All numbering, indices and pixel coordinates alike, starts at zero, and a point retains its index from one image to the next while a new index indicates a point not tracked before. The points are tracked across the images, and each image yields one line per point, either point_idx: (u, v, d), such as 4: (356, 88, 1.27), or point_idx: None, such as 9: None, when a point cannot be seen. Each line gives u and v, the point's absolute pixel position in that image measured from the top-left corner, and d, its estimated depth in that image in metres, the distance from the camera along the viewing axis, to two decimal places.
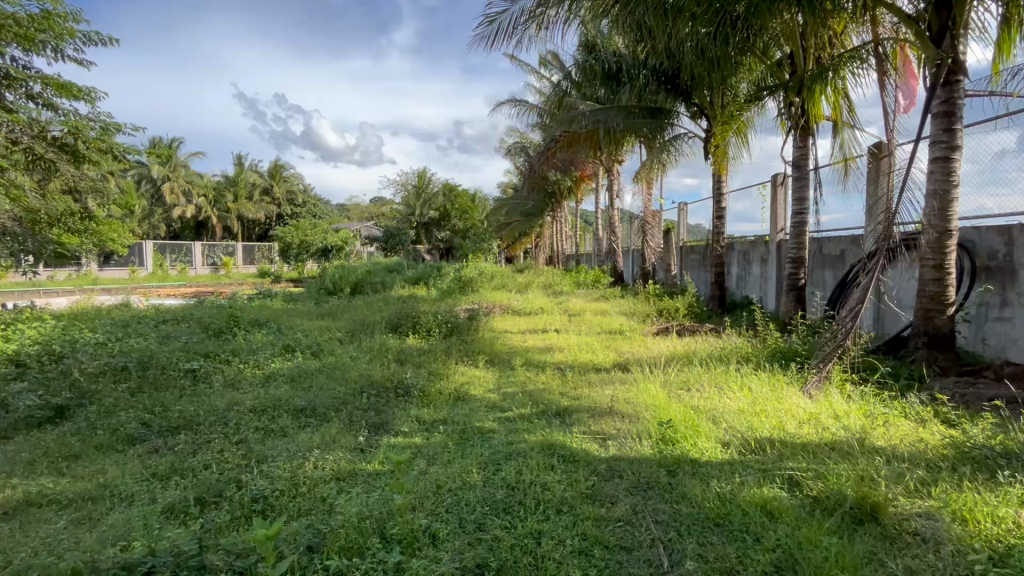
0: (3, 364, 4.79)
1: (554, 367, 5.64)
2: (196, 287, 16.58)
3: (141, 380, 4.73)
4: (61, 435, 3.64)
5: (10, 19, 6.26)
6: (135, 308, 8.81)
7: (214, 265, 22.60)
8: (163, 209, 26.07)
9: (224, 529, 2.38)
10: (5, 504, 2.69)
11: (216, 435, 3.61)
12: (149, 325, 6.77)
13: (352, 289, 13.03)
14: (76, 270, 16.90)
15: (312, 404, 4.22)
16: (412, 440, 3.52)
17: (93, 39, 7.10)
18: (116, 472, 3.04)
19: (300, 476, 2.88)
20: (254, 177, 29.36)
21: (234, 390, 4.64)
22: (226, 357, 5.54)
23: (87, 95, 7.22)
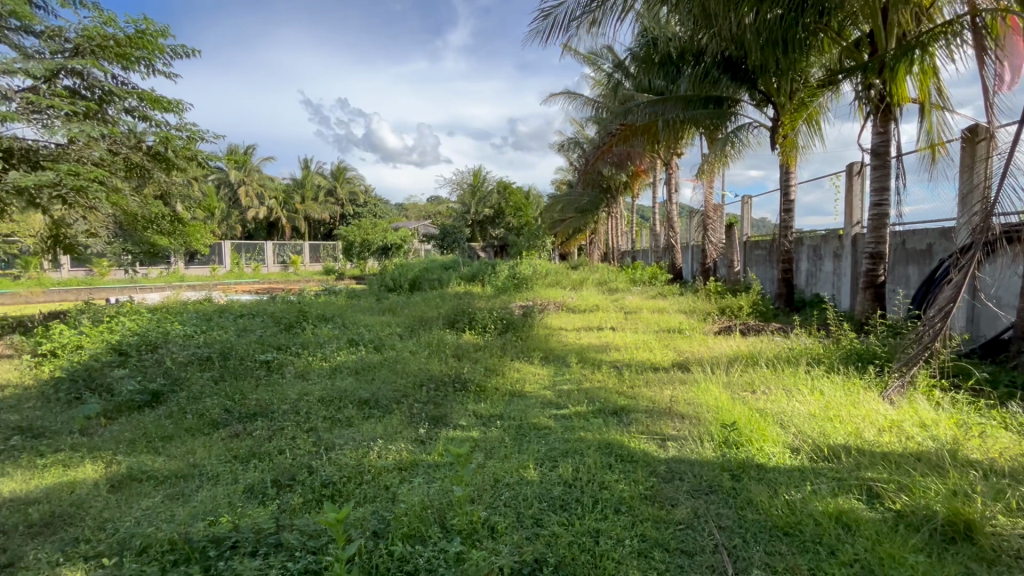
0: (108, 352, 5.35)
1: (611, 365, 5.56)
2: (268, 284, 17.72)
3: (223, 369, 5.13)
4: (157, 417, 4.03)
5: (111, 40, 6.96)
6: (215, 303, 9.53)
7: (284, 263, 24.02)
8: (240, 211, 28.02)
9: (297, 510, 2.54)
10: (112, 478, 3.01)
11: (289, 422, 3.85)
12: (229, 318, 7.30)
13: (410, 286, 13.44)
14: (166, 268, 18.56)
15: (375, 396, 4.41)
16: (470, 433, 3.60)
17: (179, 53, 7.72)
18: (203, 454, 3.32)
19: (365, 464, 3.02)
20: (320, 180, 30.95)
21: (304, 380, 4.93)
22: (296, 349, 5.89)
23: (174, 106, 7.86)
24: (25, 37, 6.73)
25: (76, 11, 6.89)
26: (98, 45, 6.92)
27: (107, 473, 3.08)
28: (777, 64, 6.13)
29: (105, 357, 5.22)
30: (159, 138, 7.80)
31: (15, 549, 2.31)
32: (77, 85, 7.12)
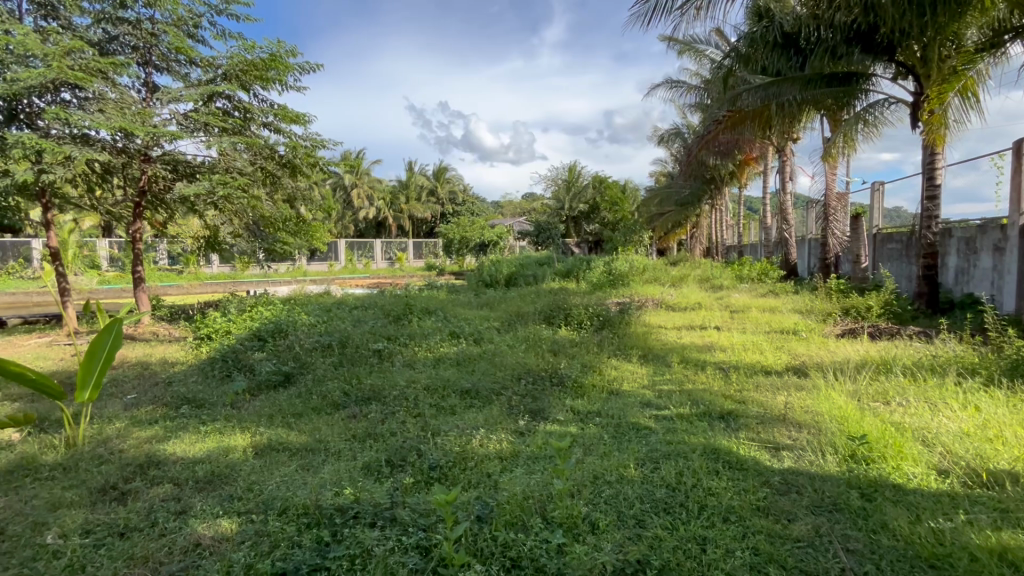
0: (250, 337, 6.16)
1: (715, 367, 5.25)
2: (377, 279, 19.14)
3: (342, 355, 5.66)
4: (290, 396, 4.56)
5: (251, 64, 7.91)
6: (333, 296, 10.51)
7: (390, 260, 25.76)
8: (352, 212, 30.51)
9: (409, 489, 2.72)
10: (257, 447, 3.46)
11: (399, 407, 4.14)
12: (345, 310, 8.01)
13: (506, 281, 13.78)
14: (293, 264, 20.82)
15: (476, 386, 4.59)
16: (568, 429, 3.62)
17: (305, 69, 8.57)
18: (327, 431, 3.69)
19: (469, 451, 3.16)
20: (423, 180, 32.70)
21: (411, 368, 5.28)
22: (404, 340, 6.30)
23: (301, 119, 8.77)
24: (188, 68, 7.92)
25: (225, 42, 7.94)
26: (242, 70, 7.92)
27: (252, 442, 3.55)
28: (922, 29, 5.35)
29: (248, 341, 6.02)
30: (288, 148, 8.73)
31: (187, 499, 2.76)
32: (228, 106, 8.23)
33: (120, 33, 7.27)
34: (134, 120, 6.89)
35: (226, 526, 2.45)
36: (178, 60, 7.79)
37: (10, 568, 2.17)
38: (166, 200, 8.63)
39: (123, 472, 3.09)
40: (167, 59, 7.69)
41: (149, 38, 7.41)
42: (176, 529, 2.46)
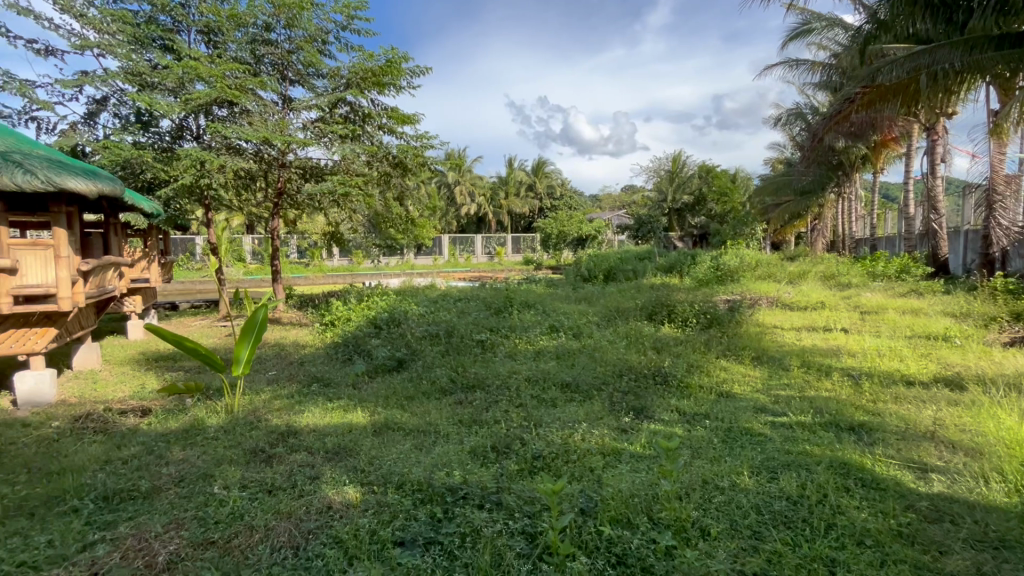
0: (368, 325, 6.73)
1: (843, 373, 4.72)
2: (477, 273, 19.79)
3: (448, 344, 5.96)
4: (402, 380, 4.91)
5: (370, 71, 8.54)
6: (438, 288, 11.09)
7: (490, 254, 26.51)
8: (455, 208, 31.84)
9: (514, 476, 2.80)
10: (375, 424, 3.78)
11: (502, 396, 4.28)
12: (449, 302, 8.40)
13: (605, 276, 13.54)
14: (402, 258, 22.30)
15: (576, 380, 4.59)
16: (674, 429, 3.48)
17: (416, 72, 9.08)
18: (436, 415, 3.92)
19: (571, 444, 3.17)
20: (522, 176, 33.15)
21: (512, 360, 5.41)
22: (505, 332, 6.47)
23: (412, 120, 9.32)
24: (317, 79, 8.76)
25: (348, 54, 8.68)
26: (362, 78, 8.59)
27: (372, 420, 3.88)
28: None
29: (366, 329, 6.57)
30: (400, 148, 9.31)
31: (319, 467, 3.10)
32: (350, 113, 8.99)
33: (264, 52, 8.28)
34: (274, 131, 7.81)
35: (352, 494, 2.71)
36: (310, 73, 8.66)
37: (189, 510, 2.61)
38: (298, 201, 9.70)
39: (269, 438, 3.55)
40: (301, 73, 8.60)
41: (286, 56, 8.31)
42: (311, 492, 2.77)
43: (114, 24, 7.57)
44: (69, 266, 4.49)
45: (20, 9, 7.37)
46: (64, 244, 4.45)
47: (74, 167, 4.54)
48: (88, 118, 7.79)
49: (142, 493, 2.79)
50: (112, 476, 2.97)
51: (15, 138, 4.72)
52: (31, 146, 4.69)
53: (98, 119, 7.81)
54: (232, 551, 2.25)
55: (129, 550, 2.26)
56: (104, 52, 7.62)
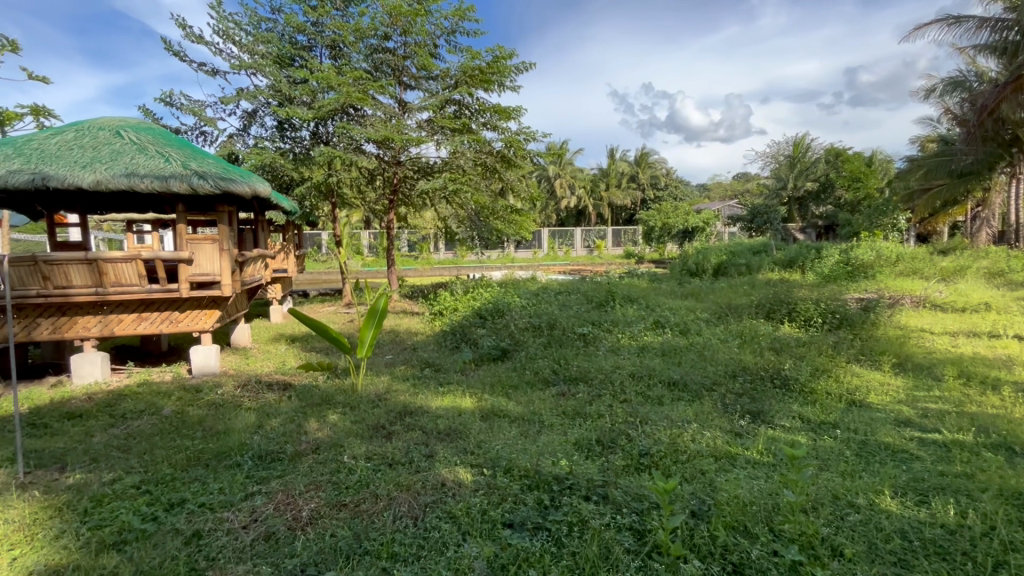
0: (474, 316, 7.02)
1: (1016, 388, 3.99)
2: (576, 266, 19.64)
3: (550, 335, 6.01)
4: (507, 370, 5.06)
5: (477, 70, 8.82)
6: (539, 281, 11.21)
7: (589, 247, 26.18)
8: (555, 201, 31.81)
9: (621, 471, 2.77)
10: (482, 410, 3.95)
11: (605, 391, 4.24)
12: (550, 294, 8.46)
13: (714, 271, 12.72)
14: (502, 251, 22.85)
15: (683, 378, 4.40)
16: (796, 437, 3.20)
17: (520, 69, 9.22)
18: (540, 405, 4.00)
19: (680, 444, 3.06)
20: (624, 166, 32.22)
21: (616, 355, 5.33)
22: (607, 326, 6.37)
23: (515, 115, 9.48)
24: (428, 81, 9.29)
25: (457, 54, 9.04)
26: (469, 76, 8.88)
27: (479, 406, 4.07)
28: None
29: (472, 320, 6.86)
30: (504, 143, 9.51)
31: (433, 446, 3.32)
32: (458, 111, 9.37)
33: (382, 59, 8.94)
34: (392, 131, 8.41)
35: (463, 474, 2.86)
36: (423, 76, 9.21)
37: (325, 474, 2.94)
38: (411, 197, 10.37)
39: (389, 416, 3.88)
40: (415, 76, 9.17)
41: (401, 61, 8.89)
42: (426, 468, 2.98)
43: (262, 47, 8.65)
44: (229, 256, 5.22)
45: (193, 39, 8.70)
46: (227, 238, 5.22)
47: (234, 172, 5.25)
48: (242, 129, 9.00)
49: (288, 456, 3.21)
50: (265, 439, 3.45)
51: (191, 150, 5.58)
52: (202, 156, 5.50)
53: (250, 129, 8.99)
54: (362, 514, 2.50)
55: (280, 503, 2.62)
56: (254, 71, 8.73)
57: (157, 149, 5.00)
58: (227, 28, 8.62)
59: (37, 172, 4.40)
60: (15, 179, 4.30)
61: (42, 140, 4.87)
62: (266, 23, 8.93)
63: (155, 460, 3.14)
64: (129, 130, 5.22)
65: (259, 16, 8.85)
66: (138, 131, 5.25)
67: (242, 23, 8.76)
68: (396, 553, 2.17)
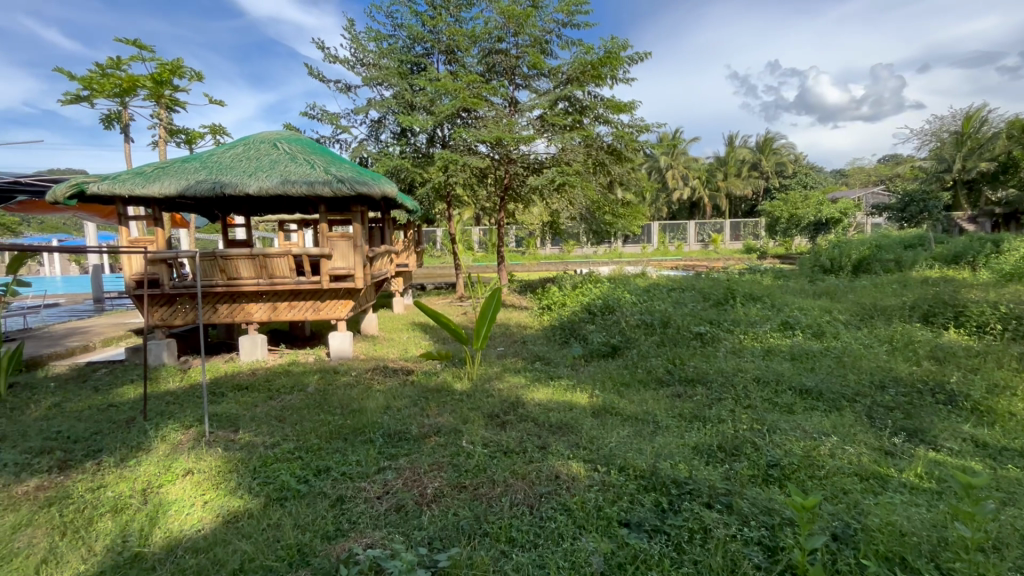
0: (583, 312, 6.99)
1: None
2: (689, 261, 18.60)
3: (663, 334, 5.78)
4: (618, 367, 4.97)
5: (589, 65, 8.73)
6: (650, 277, 10.81)
7: (704, 242, 24.61)
8: (666, 193, 30.35)
9: (747, 481, 2.59)
10: (593, 406, 3.93)
11: (726, 394, 3.98)
12: (663, 291, 8.10)
13: (854, 267, 11.28)
14: (610, 247, 22.40)
15: (819, 386, 3.97)
16: (967, 463, 2.73)
17: (634, 59, 8.95)
18: (654, 405, 3.88)
19: (817, 458, 2.77)
20: (744, 153, 29.78)
21: (737, 357, 4.97)
22: (728, 326, 5.96)
23: (628, 107, 9.22)
24: (539, 80, 9.39)
25: (569, 50, 9.02)
26: (582, 72, 8.85)
27: (591, 402, 4.05)
28: None
29: (582, 315, 6.84)
30: (615, 136, 9.30)
31: (546, 438, 3.38)
32: (568, 107, 9.36)
33: (496, 61, 9.22)
34: (504, 131, 8.64)
35: (577, 468, 2.88)
36: (534, 75, 9.35)
37: (446, 456, 3.14)
38: (521, 193, 10.58)
39: (503, 406, 4.02)
40: (526, 76, 9.35)
41: (513, 61, 9.10)
42: (540, 459, 3.05)
43: (387, 60, 9.40)
44: (361, 252, 5.77)
45: (331, 57, 9.71)
46: (360, 236, 5.76)
47: (366, 175, 5.76)
48: (371, 137, 9.87)
49: (413, 436, 3.48)
50: (393, 419, 3.77)
51: (330, 156, 6.25)
52: (339, 162, 6.14)
53: (377, 136, 9.83)
54: (481, 497, 2.63)
55: (408, 479, 2.85)
56: (380, 82, 9.52)
57: (304, 158, 5.67)
58: (359, 45, 9.49)
59: (216, 182, 5.22)
60: (201, 188, 5.14)
61: (220, 155, 5.78)
62: (392, 37, 9.67)
63: (306, 430, 3.60)
64: (283, 142, 6.00)
65: (386, 32, 9.63)
66: (290, 143, 6.01)
67: (371, 39, 9.59)
68: (514, 539, 2.25)
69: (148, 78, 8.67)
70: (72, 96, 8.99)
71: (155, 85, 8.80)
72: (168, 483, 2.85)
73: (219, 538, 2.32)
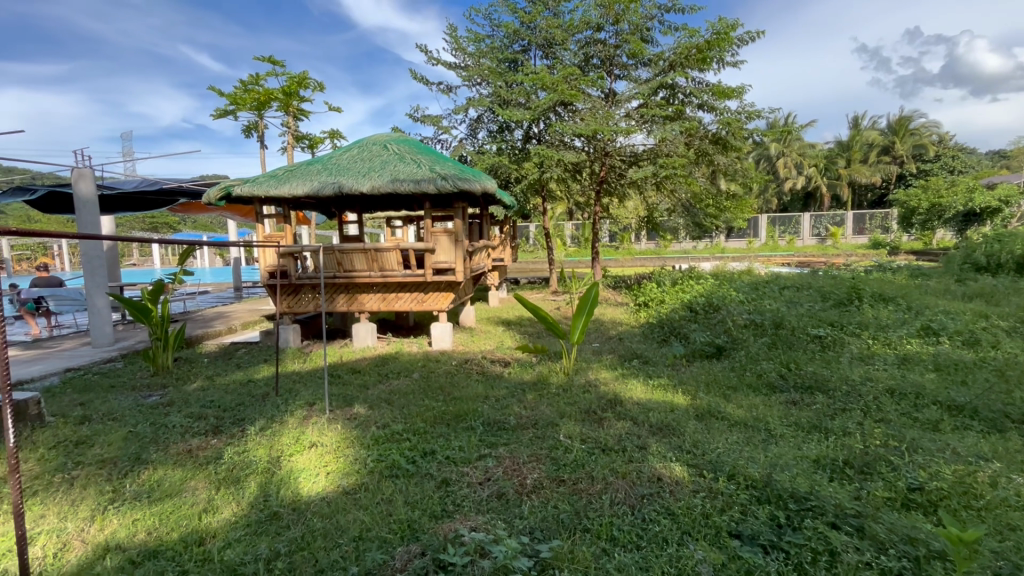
0: (684, 309, 6.68)
1: None
2: (804, 257, 16.92)
3: (776, 335, 5.33)
4: (724, 368, 4.68)
5: (694, 49, 8.26)
6: (757, 273, 10.02)
7: (821, 236, 22.29)
8: (777, 183, 27.88)
9: (883, 504, 2.30)
10: (697, 408, 3.74)
11: (853, 405, 3.57)
12: (775, 289, 7.46)
13: (1018, 266, 9.54)
14: (711, 241, 21.12)
15: (973, 402, 3.42)
16: None
17: (744, 40, 8.31)
18: (765, 411, 3.59)
19: (975, 485, 2.39)
20: (873, 136, 26.42)
21: (865, 364, 4.44)
22: (854, 329, 5.34)
23: (737, 92, 8.59)
24: (639, 69, 9.09)
25: (672, 35, 8.62)
26: (686, 57, 8.39)
27: (694, 404, 3.85)
28: None
29: (683, 313, 6.54)
30: (721, 124, 8.72)
31: (645, 438, 3.28)
32: (669, 95, 8.96)
33: (594, 52, 9.07)
34: (601, 123, 8.47)
35: (681, 472, 2.76)
36: (634, 65, 9.07)
37: (543, 449, 3.16)
38: (617, 186, 10.32)
39: (600, 403, 3.97)
40: (625, 66, 9.10)
41: (612, 50, 8.89)
42: (640, 459, 2.96)
43: (486, 59, 9.64)
44: (461, 247, 6.00)
45: (434, 60, 10.17)
46: (461, 231, 5.98)
47: (467, 172, 5.96)
48: (470, 135, 10.21)
49: (511, 427, 3.55)
50: (491, 408, 3.88)
51: (435, 155, 6.55)
52: (443, 160, 6.41)
53: (476, 134, 10.14)
54: (580, 493, 2.62)
55: (508, 468, 2.92)
56: (479, 82, 9.80)
57: (412, 158, 6.00)
58: (460, 46, 9.83)
59: (336, 182, 5.71)
60: (324, 189, 5.66)
61: (339, 157, 6.31)
62: (491, 36, 9.89)
63: (412, 414, 3.83)
64: (393, 143, 6.40)
65: (485, 32, 9.87)
66: (399, 144, 6.39)
67: (471, 41, 9.89)
68: (615, 537, 2.22)
69: (280, 91, 9.70)
70: (221, 111, 10.34)
71: (286, 97, 9.82)
72: (298, 452, 3.19)
73: (340, 506, 2.55)
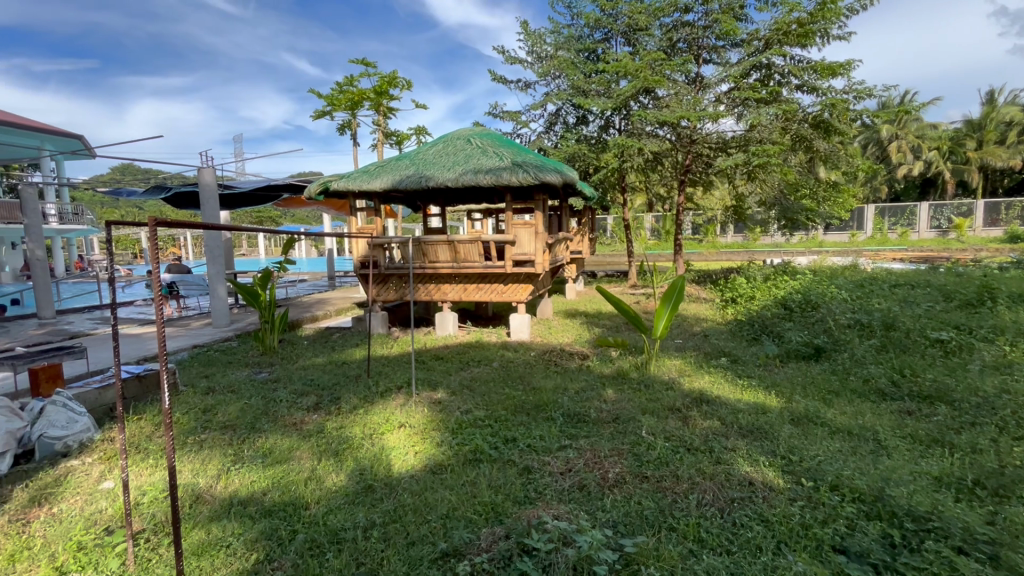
0: (778, 307, 6.23)
1: None
2: (920, 252, 15.08)
3: (886, 337, 4.82)
4: (824, 371, 4.32)
5: (796, 24, 7.65)
6: (864, 269, 9.08)
7: (941, 228, 19.73)
8: (888, 170, 25.05)
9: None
10: (793, 412, 3.49)
11: (985, 419, 3.15)
12: (886, 286, 6.73)
13: None
14: (807, 234, 19.47)
15: None
16: None
17: (854, 10, 7.53)
18: (874, 420, 3.27)
19: None
20: (1012, 112, 22.87)
21: (1000, 373, 3.89)
22: (986, 335, 4.68)
23: (843, 68, 7.80)
24: (730, 50, 8.56)
25: (769, 11, 8.00)
26: (784, 33, 7.77)
27: (789, 407, 3.60)
28: None
29: (776, 311, 6.10)
30: (824, 106, 7.98)
31: (734, 440, 3.11)
32: (764, 76, 8.34)
33: (681, 35, 8.64)
34: (687, 109, 8.09)
35: (775, 478, 2.60)
36: (725, 46, 8.55)
37: (624, 444, 3.11)
38: (703, 176, 9.81)
39: (684, 401, 3.82)
40: (715, 48, 8.60)
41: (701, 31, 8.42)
42: (729, 461, 2.82)
43: (566, 51, 9.55)
44: (541, 239, 6.02)
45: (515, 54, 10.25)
46: (541, 223, 6.01)
47: (549, 164, 5.97)
48: (549, 128, 10.17)
49: (591, 420, 3.53)
50: (571, 401, 3.88)
51: (516, 148, 6.62)
52: (524, 152, 6.47)
53: (555, 127, 10.10)
54: (664, 490, 2.55)
55: (589, 460, 2.91)
56: (558, 74, 9.74)
57: (494, 151, 6.12)
58: (540, 38, 9.81)
59: (423, 176, 5.95)
60: (411, 182, 5.92)
61: (425, 151, 6.57)
62: (571, 27, 9.78)
63: (493, 402, 3.92)
64: (476, 137, 6.56)
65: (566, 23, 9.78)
66: (482, 138, 6.53)
67: (551, 32, 9.83)
68: (703, 539, 2.14)
69: (372, 90, 10.24)
70: (319, 112, 11.15)
71: (377, 96, 10.35)
72: (388, 431, 3.40)
73: (428, 485, 2.69)
